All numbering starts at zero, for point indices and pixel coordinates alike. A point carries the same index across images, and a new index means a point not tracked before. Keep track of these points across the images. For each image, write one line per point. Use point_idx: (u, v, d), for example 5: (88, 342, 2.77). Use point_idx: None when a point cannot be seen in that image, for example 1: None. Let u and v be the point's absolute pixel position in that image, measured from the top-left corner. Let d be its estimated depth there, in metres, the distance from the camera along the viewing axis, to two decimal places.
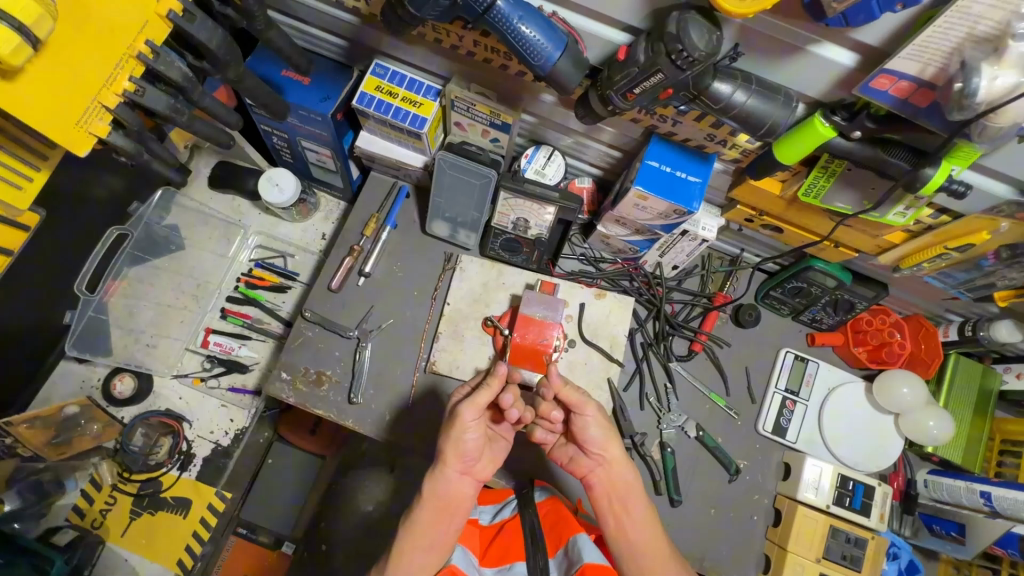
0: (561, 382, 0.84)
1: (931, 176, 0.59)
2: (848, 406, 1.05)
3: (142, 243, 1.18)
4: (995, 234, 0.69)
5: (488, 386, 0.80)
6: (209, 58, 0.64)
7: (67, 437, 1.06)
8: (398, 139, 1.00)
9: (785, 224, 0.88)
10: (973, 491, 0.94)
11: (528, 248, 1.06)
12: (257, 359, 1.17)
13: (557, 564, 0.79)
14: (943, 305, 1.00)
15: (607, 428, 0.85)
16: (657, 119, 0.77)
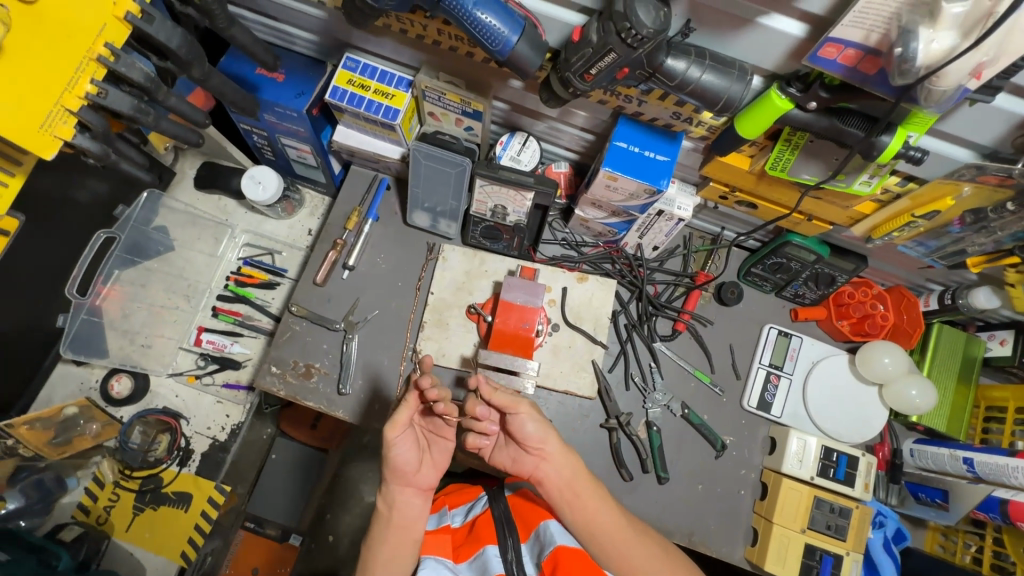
0: (492, 387, 0.83)
1: (888, 143, 0.60)
2: (833, 378, 1.06)
3: (130, 246, 1.18)
4: (959, 199, 0.69)
5: (408, 403, 0.81)
6: (172, 58, 0.65)
7: (67, 437, 1.08)
8: (374, 132, 1.01)
9: (759, 200, 0.89)
10: (956, 458, 0.95)
11: (508, 235, 1.07)
12: (250, 355, 1.20)
13: (529, 549, 0.84)
14: (924, 275, 1.00)
15: (542, 425, 0.86)
16: (622, 100, 0.78)
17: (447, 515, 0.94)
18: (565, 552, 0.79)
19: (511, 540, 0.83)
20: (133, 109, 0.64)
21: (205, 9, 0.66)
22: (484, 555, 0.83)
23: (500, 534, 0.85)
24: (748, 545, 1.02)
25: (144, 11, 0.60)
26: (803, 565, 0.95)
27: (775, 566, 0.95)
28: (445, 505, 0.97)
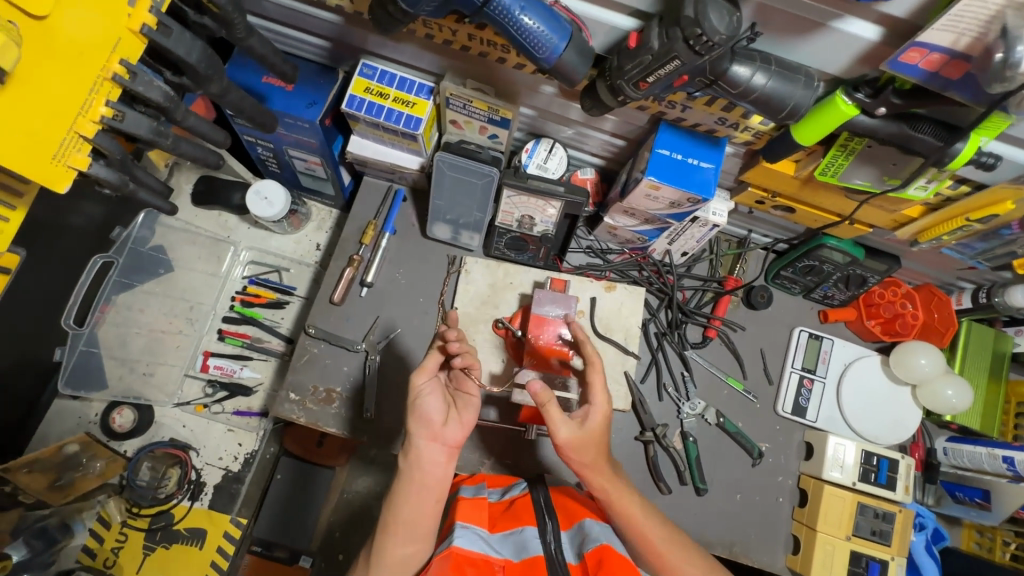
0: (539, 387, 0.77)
1: (962, 149, 0.58)
2: (867, 380, 1.05)
3: (128, 268, 1.10)
4: (1020, 203, 0.68)
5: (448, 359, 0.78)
6: (189, 73, 0.60)
7: (69, 478, 1.00)
8: (392, 142, 0.96)
9: (799, 205, 0.87)
10: (996, 457, 0.94)
11: (534, 245, 1.03)
12: (261, 379, 1.13)
13: (569, 537, 0.71)
14: (956, 273, 0.99)
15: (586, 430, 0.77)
16: (665, 106, 0.74)
17: (484, 489, 0.82)
18: (612, 549, 0.64)
19: (552, 523, 0.72)
20: (152, 132, 0.59)
21: (224, 19, 0.60)
22: (521, 533, 0.70)
23: (541, 518, 0.73)
24: (789, 554, 0.99)
25: (160, 23, 0.55)
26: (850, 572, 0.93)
27: None
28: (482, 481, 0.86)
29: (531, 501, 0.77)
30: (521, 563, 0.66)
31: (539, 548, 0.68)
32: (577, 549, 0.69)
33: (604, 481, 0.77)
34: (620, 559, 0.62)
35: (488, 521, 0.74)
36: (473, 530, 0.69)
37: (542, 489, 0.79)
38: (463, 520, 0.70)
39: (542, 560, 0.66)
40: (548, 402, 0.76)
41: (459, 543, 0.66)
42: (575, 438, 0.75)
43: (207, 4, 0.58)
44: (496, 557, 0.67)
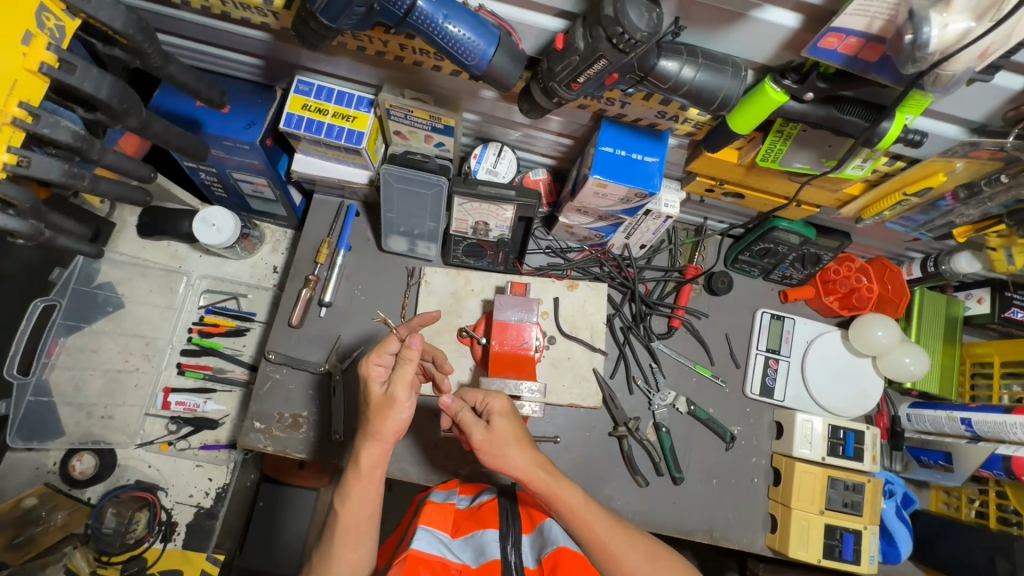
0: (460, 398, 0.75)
1: (888, 129, 0.59)
2: (829, 356, 1.07)
3: (73, 309, 1.06)
4: (951, 175, 0.69)
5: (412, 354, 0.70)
6: (102, 109, 0.57)
7: (28, 533, 0.99)
8: (337, 157, 0.94)
9: (746, 189, 0.88)
10: (955, 419, 0.97)
11: (492, 251, 1.02)
12: (226, 411, 1.10)
13: (530, 541, 0.75)
14: (904, 244, 1.02)
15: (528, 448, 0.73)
16: (604, 103, 0.74)
17: (453, 495, 0.85)
18: (568, 552, 0.69)
19: (514, 526, 0.74)
20: (65, 175, 0.56)
21: (136, 49, 0.58)
22: (481, 537, 0.73)
23: (502, 522, 0.75)
24: (768, 532, 1.01)
25: (62, 60, 0.52)
26: (825, 545, 0.95)
27: (798, 551, 0.95)
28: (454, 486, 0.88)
29: (497, 506, 0.79)
30: (479, 569, 0.68)
31: (497, 550, 0.71)
32: (537, 553, 0.72)
33: (561, 488, 0.72)
34: (573, 560, 0.67)
35: (451, 525, 0.76)
36: (435, 533, 0.71)
37: (508, 493, 0.82)
38: (425, 523, 0.72)
39: (498, 564, 0.68)
40: (461, 410, 0.72)
41: (418, 544, 0.67)
42: (508, 431, 0.72)
43: (114, 35, 0.56)
44: (453, 559, 0.69)
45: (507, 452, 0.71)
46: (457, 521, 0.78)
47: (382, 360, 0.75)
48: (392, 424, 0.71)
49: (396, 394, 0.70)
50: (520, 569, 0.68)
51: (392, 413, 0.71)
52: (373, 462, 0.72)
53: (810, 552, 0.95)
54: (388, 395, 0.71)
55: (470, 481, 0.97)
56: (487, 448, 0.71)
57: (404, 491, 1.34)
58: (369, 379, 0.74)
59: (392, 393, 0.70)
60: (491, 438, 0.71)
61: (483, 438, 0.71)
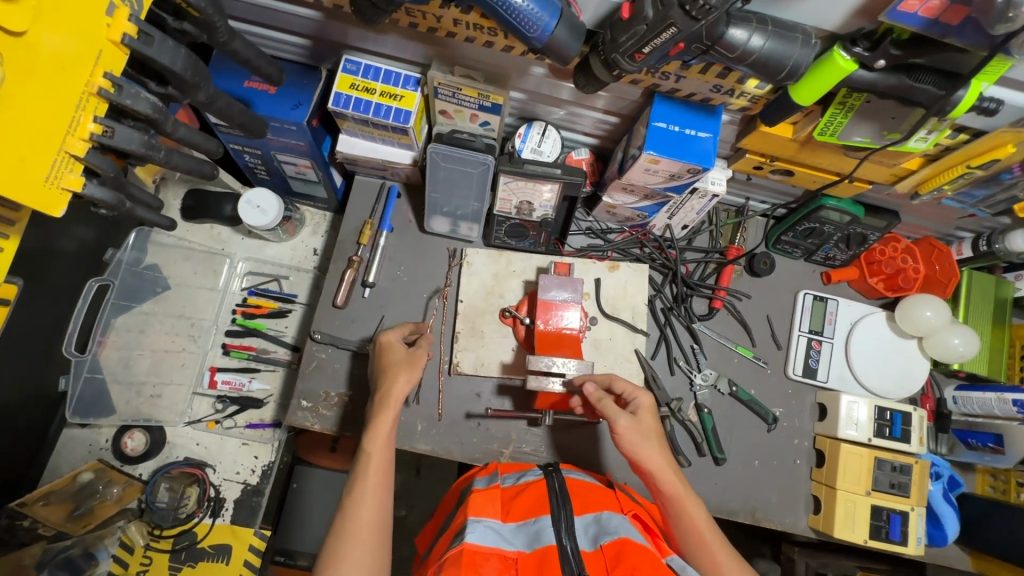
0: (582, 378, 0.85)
1: (964, 97, 0.59)
2: (873, 337, 1.06)
3: (124, 290, 1.08)
4: (1021, 145, 0.67)
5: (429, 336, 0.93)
6: (174, 82, 0.58)
7: (88, 506, 1.01)
8: (382, 138, 0.94)
9: (797, 166, 0.86)
10: (1006, 401, 0.96)
11: (534, 231, 1.02)
12: (271, 391, 1.12)
13: (583, 525, 0.71)
14: (955, 223, 1.00)
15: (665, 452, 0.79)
16: (659, 77, 0.73)
17: (497, 477, 0.84)
18: (631, 542, 0.64)
19: (565, 510, 0.71)
20: (144, 146, 0.58)
21: (205, 23, 0.58)
22: (536, 523, 0.70)
23: (554, 506, 0.73)
24: (811, 514, 1.01)
25: (141, 31, 0.53)
26: (872, 526, 0.95)
27: (844, 532, 0.95)
28: (495, 470, 0.87)
29: (546, 489, 0.77)
30: (534, 554, 0.65)
31: (553, 537, 0.67)
32: (593, 537, 0.68)
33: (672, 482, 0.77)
34: (639, 550, 0.62)
35: (501, 511, 0.74)
36: (486, 523, 0.69)
37: (557, 476, 0.80)
38: (475, 515, 0.70)
39: (555, 550, 0.65)
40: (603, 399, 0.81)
41: (471, 538, 0.66)
42: (648, 421, 0.80)
43: (187, 9, 0.57)
44: (509, 548, 0.66)
45: (648, 440, 0.78)
46: (506, 506, 0.76)
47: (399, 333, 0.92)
48: (412, 374, 0.85)
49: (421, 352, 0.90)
50: (579, 555, 0.64)
51: (417, 366, 0.87)
52: (397, 399, 0.82)
53: (856, 533, 0.95)
54: (412, 353, 0.89)
55: (514, 459, 0.98)
56: (629, 434, 0.78)
57: (439, 473, 1.35)
58: (388, 343, 0.90)
59: (418, 352, 0.89)
60: (635, 426, 0.79)
61: (626, 424, 0.78)
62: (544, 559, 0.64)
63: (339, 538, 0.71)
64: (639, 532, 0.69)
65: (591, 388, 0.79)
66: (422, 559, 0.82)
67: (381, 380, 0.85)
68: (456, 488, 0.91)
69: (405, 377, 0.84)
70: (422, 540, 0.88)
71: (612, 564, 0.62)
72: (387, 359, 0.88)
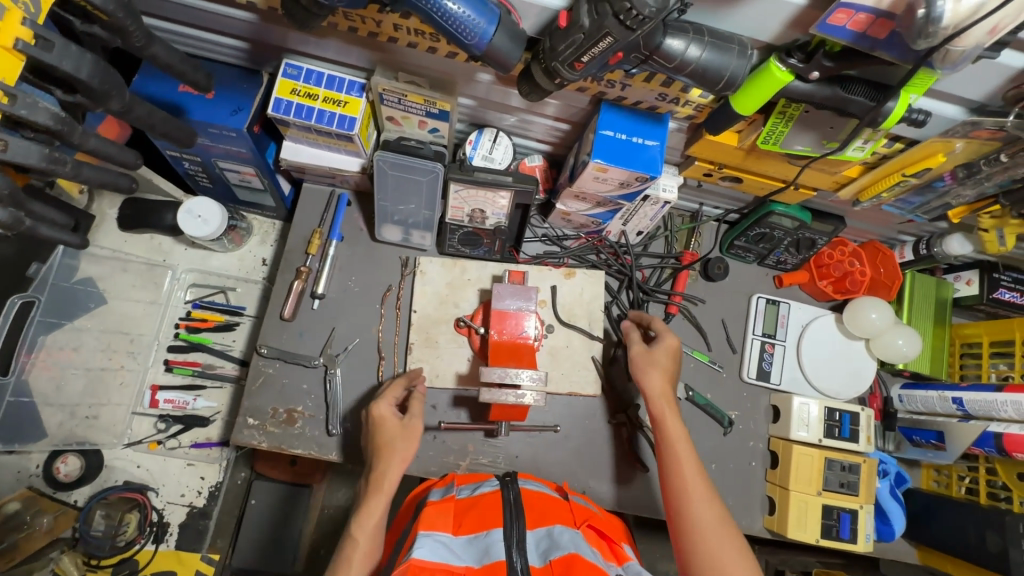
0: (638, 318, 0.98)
1: (893, 109, 0.59)
2: (823, 339, 1.08)
3: (53, 306, 0.99)
4: (950, 155, 0.70)
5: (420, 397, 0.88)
6: (82, 90, 0.54)
7: (13, 540, 0.93)
8: (328, 145, 0.91)
9: (744, 173, 0.87)
10: (946, 399, 0.99)
11: (488, 239, 1.01)
12: (217, 408, 1.08)
13: (535, 540, 0.69)
14: (897, 227, 1.03)
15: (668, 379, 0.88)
16: (604, 85, 0.73)
17: (453, 488, 0.82)
18: (582, 558, 0.63)
19: (518, 524, 0.69)
20: (45, 159, 0.54)
21: (117, 27, 0.54)
22: (487, 537, 0.68)
23: (507, 519, 0.71)
24: (766, 515, 1.02)
25: (38, 36, 0.49)
26: (823, 526, 0.96)
27: (797, 533, 0.96)
28: (453, 481, 0.85)
29: (501, 501, 0.75)
30: (483, 570, 0.63)
31: (502, 553, 0.66)
32: (543, 554, 0.67)
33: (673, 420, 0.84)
34: (590, 567, 0.61)
35: (453, 524, 0.72)
36: (436, 537, 0.67)
37: (512, 487, 0.78)
38: (427, 528, 0.68)
39: (504, 567, 0.63)
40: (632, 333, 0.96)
41: (419, 554, 0.63)
42: (662, 351, 0.90)
43: (93, 12, 0.53)
44: (457, 564, 0.64)
45: (659, 366, 0.88)
46: (460, 518, 0.74)
47: (389, 401, 0.86)
48: (409, 451, 0.81)
49: (416, 423, 0.84)
50: (528, 571, 0.63)
51: (413, 440, 0.83)
52: (391, 485, 0.78)
53: (808, 533, 0.97)
54: (406, 425, 0.83)
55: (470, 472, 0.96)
56: (640, 360, 0.90)
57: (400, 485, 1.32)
58: (381, 417, 0.83)
59: (413, 424, 0.84)
60: (646, 353, 0.90)
61: (640, 350, 0.91)
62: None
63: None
64: (592, 546, 0.68)
65: (625, 320, 0.95)
66: None
67: (373, 457, 0.80)
68: (414, 498, 0.88)
69: (401, 452, 0.80)
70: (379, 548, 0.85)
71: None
72: (379, 434, 0.82)
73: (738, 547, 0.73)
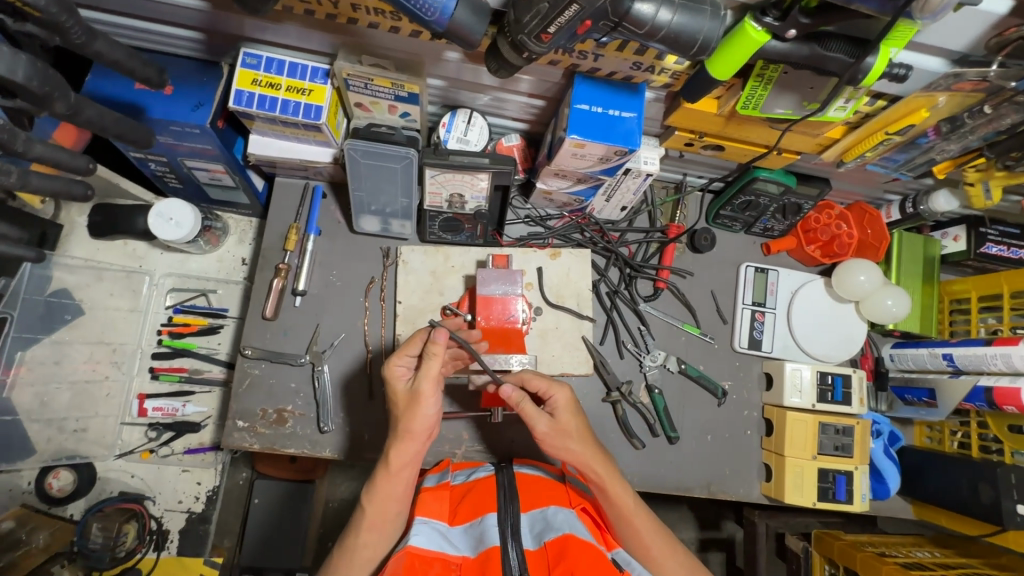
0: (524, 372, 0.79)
1: (873, 64, 0.57)
2: (813, 304, 1.07)
3: (28, 321, 0.96)
4: (934, 109, 0.69)
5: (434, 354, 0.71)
6: (22, 94, 0.51)
7: (10, 558, 0.92)
8: (297, 136, 0.88)
9: (726, 140, 0.85)
10: (936, 356, 0.99)
11: (470, 224, 0.98)
12: (208, 413, 1.06)
13: (529, 521, 0.69)
14: (883, 186, 1.02)
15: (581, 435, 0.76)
16: (576, 57, 0.70)
17: (447, 474, 0.82)
18: (576, 537, 0.62)
19: (512, 508, 0.69)
20: None
21: (53, 24, 0.51)
22: (482, 523, 0.68)
23: (501, 503, 0.70)
24: (763, 481, 1.03)
25: None
26: (819, 489, 0.97)
27: (794, 497, 0.97)
28: (447, 467, 0.85)
29: (496, 483, 0.75)
30: (478, 559, 0.63)
31: (496, 538, 0.65)
32: (536, 535, 0.67)
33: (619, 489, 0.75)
34: (581, 547, 0.60)
35: (449, 513, 0.72)
36: (433, 525, 0.68)
37: (507, 471, 0.77)
38: (422, 514, 0.69)
39: (498, 551, 0.63)
40: (523, 401, 0.76)
41: (415, 541, 0.64)
42: (574, 424, 0.77)
43: (24, 9, 0.50)
44: (452, 553, 0.65)
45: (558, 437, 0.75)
46: (455, 506, 0.74)
47: (405, 359, 0.76)
48: (415, 419, 0.72)
49: (422, 388, 0.72)
50: (522, 556, 0.63)
51: (420, 410, 0.72)
52: (400, 466, 0.72)
53: (805, 497, 0.98)
54: (414, 390, 0.73)
55: (467, 459, 0.96)
56: (551, 439, 0.76)
57: None
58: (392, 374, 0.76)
59: (420, 390, 0.72)
60: (556, 429, 0.76)
61: (548, 430, 0.75)
62: (486, 561, 0.62)
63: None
64: (586, 527, 0.67)
65: (508, 391, 0.74)
66: None
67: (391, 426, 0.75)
68: None
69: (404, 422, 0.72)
70: None
71: (554, 563, 0.61)
72: (393, 398, 0.75)
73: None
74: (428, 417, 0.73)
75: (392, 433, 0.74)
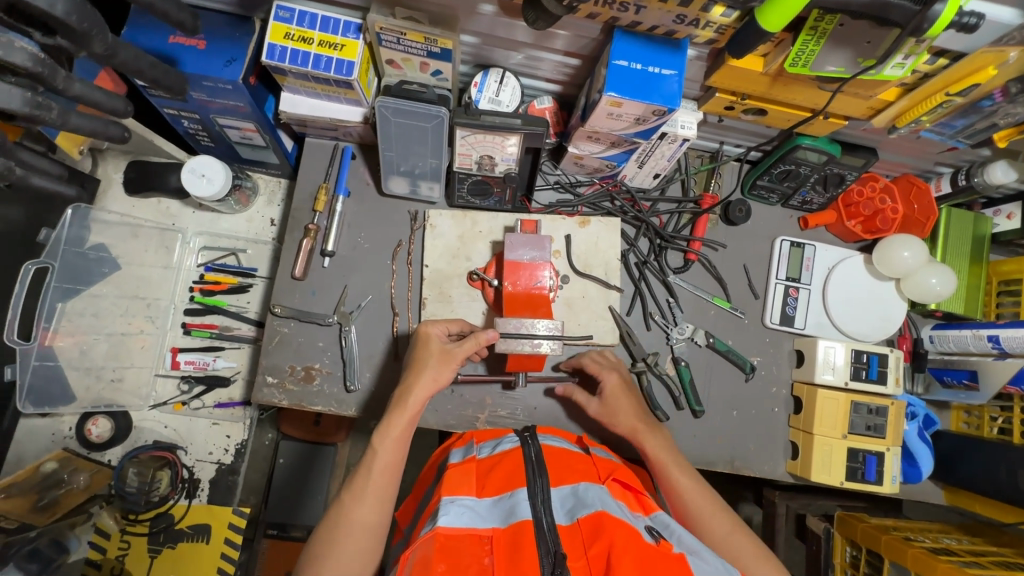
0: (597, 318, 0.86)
1: (941, 12, 0.53)
2: (849, 281, 1.03)
3: (67, 272, 1.01)
4: (1001, 67, 0.64)
5: (477, 338, 0.82)
6: (61, 31, 0.52)
7: (52, 497, 0.98)
8: (327, 94, 0.87)
9: (769, 104, 0.82)
10: (981, 338, 0.96)
11: (499, 188, 0.96)
12: (237, 368, 1.09)
13: (559, 496, 0.68)
14: (934, 158, 0.97)
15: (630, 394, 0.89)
16: (617, 9, 0.67)
17: (473, 448, 0.81)
18: (610, 514, 0.62)
19: (542, 481, 0.69)
20: (28, 105, 0.55)
21: None
22: (512, 497, 0.67)
23: (530, 477, 0.70)
24: (789, 459, 1.01)
25: None
26: (847, 468, 0.95)
27: (821, 475, 0.95)
28: (472, 440, 0.86)
29: (521, 457, 0.75)
30: (509, 531, 0.62)
31: (528, 512, 0.65)
32: (569, 510, 0.66)
33: (655, 443, 0.83)
34: (617, 521, 0.60)
35: (476, 486, 0.71)
36: (461, 502, 0.66)
37: (533, 444, 0.77)
38: (450, 494, 0.67)
39: (530, 525, 0.62)
40: (575, 393, 0.94)
41: (443, 521, 0.62)
42: (616, 403, 0.88)
43: None
44: (483, 526, 0.63)
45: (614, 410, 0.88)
46: (482, 480, 0.73)
47: (443, 327, 0.87)
48: (439, 376, 0.80)
49: (455, 350, 0.82)
50: (554, 529, 0.62)
51: (449, 367, 0.81)
52: (416, 407, 0.78)
53: (832, 476, 0.96)
54: (447, 350, 0.82)
55: (490, 423, 0.97)
56: (603, 417, 0.89)
57: (422, 441, 1.31)
58: (428, 334, 0.85)
59: (453, 352, 0.82)
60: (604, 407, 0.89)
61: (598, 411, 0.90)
62: (519, 533, 0.61)
63: (329, 537, 0.69)
64: (618, 501, 0.67)
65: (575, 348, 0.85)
66: (405, 532, 0.79)
67: (408, 379, 0.81)
68: (434, 462, 0.88)
69: (427, 377, 0.80)
70: (403, 513, 0.85)
71: (589, 541, 0.60)
72: (422, 351, 0.83)
73: (755, 553, 0.71)
74: (447, 379, 0.81)
75: (412, 371, 0.81)
